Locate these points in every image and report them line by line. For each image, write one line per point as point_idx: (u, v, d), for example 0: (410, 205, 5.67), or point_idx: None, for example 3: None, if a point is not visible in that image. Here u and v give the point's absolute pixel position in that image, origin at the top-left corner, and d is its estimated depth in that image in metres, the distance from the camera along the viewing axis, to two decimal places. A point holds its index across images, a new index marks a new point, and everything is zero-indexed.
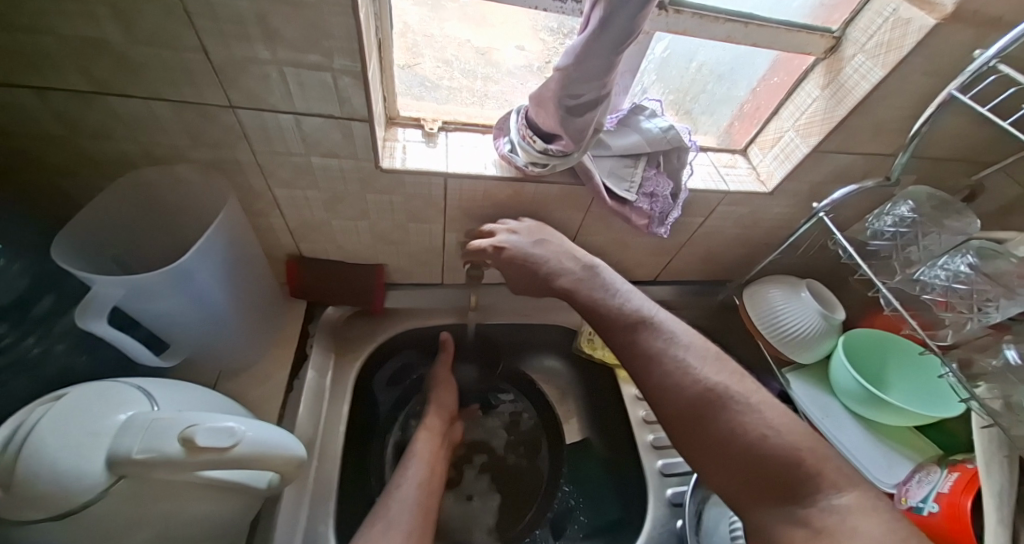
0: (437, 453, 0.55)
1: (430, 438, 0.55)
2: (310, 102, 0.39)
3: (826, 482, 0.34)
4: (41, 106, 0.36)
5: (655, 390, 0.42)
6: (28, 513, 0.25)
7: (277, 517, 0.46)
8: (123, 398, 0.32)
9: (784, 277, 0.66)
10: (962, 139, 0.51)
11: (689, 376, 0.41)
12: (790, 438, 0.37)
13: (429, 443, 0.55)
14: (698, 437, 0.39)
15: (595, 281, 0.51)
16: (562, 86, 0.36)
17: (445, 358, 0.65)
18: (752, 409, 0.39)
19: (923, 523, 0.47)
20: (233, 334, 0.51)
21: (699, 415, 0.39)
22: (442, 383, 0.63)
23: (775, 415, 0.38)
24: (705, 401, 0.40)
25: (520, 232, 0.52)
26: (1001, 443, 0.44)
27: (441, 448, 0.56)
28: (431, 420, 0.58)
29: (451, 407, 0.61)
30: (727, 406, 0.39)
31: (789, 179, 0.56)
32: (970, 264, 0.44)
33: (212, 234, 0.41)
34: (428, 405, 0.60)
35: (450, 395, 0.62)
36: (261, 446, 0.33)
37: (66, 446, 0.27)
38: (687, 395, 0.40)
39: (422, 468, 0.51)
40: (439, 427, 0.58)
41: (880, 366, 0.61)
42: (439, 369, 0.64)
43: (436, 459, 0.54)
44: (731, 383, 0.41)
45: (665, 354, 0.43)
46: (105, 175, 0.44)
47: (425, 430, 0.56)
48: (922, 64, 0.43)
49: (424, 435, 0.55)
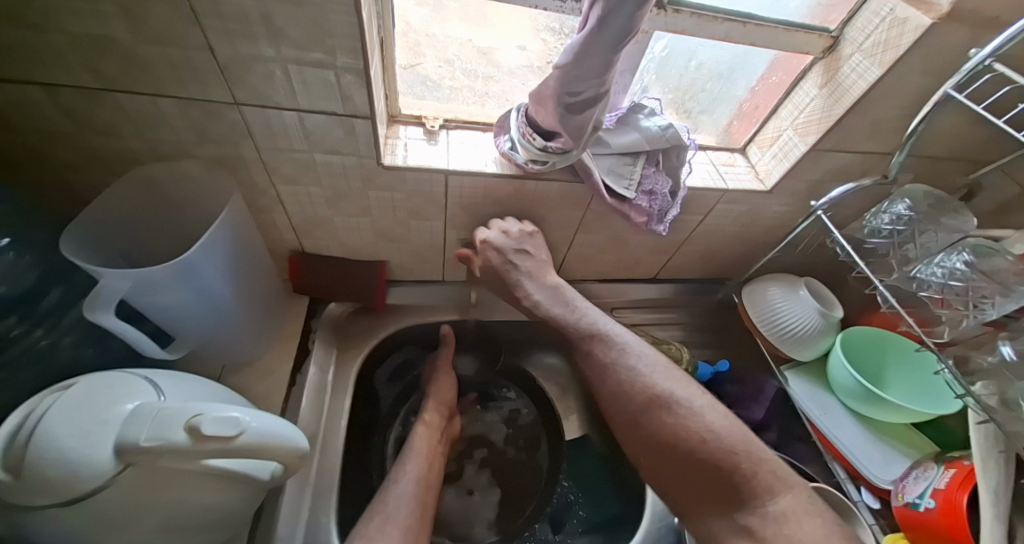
0: (436, 450, 0.55)
1: (428, 435, 0.55)
2: (313, 100, 0.39)
3: (767, 485, 0.39)
4: (49, 102, 0.37)
5: (610, 400, 0.49)
6: (38, 498, 0.26)
7: (280, 508, 0.47)
8: (132, 389, 0.32)
9: (783, 275, 0.66)
10: (959, 138, 0.51)
11: (638, 386, 0.47)
12: (728, 440, 0.42)
13: (427, 439, 0.55)
14: (644, 439, 0.46)
15: (557, 296, 0.56)
16: (561, 83, 0.37)
17: (446, 354, 0.65)
18: (696, 412, 0.45)
19: (921, 520, 0.47)
20: (237, 329, 0.51)
21: (646, 420, 0.46)
22: (439, 377, 0.63)
23: (715, 417, 0.44)
24: (651, 406, 0.46)
25: (511, 235, 0.55)
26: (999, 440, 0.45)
27: (439, 444, 0.56)
28: (431, 415, 0.58)
29: (451, 401, 0.62)
30: (669, 409, 0.45)
31: (787, 178, 0.57)
32: (966, 262, 0.45)
33: (218, 228, 0.41)
34: (427, 399, 0.60)
35: (449, 389, 0.62)
36: (264, 436, 0.33)
37: (75, 434, 0.28)
38: (639, 402, 0.47)
39: (420, 462, 0.52)
40: (440, 423, 0.58)
41: (878, 364, 0.61)
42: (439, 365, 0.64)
43: (434, 456, 0.54)
44: (676, 388, 0.47)
45: (618, 365, 0.49)
46: (112, 171, 0.45)
47: (423, 426, 0.56)
48: (918, 64, 0.43)
49: (422, 431, 0.55)
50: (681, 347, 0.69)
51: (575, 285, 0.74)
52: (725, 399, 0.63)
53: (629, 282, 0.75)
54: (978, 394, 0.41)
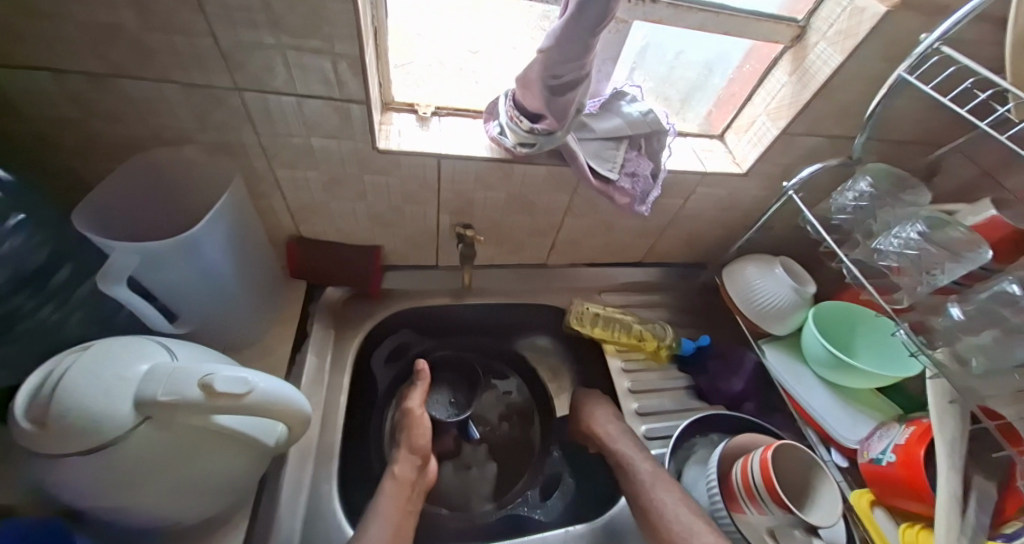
0: (407, 512, 0.48)
1: (398, 492, 0.49)
2: (311, 85, 0.42)
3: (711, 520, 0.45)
4: (57, 88, 0.39)
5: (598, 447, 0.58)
6: (64, 445, 0.29)
7: (284, 476, 0.49)
8: (147, 350, 0.35)
9: (760, 256, 0.70)
10: (919, 121, 0.55)
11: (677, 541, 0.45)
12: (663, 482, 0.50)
13: (395, 497, 0.48)
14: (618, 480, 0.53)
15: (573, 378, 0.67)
16: (544, 67, 0.39)
17: (421, 390, 0.60)
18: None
19: (883, 474, 0.52)
20: (239, 309, 0.54)
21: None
22: (414, 420, 0.56)
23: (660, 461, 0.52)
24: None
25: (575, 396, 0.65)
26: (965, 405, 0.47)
27: (411, 502, 0.49)
28: (400, 469, 0.51)
29: (425, 447, 0.55)
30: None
31: (761, 161, 0.60)
32: (919, 232, 0.48)
33: (221, 207, 0.43)
34: (398, 449, 0.54)
35: (426, 435, 0.55)
36: (272, 396, 0.36)
37: (98, 388, 0.30)
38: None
39: (385, 527, 0.44)
40: (412, 476, 0.51)
41: (846, 335, 0.65)
42: (413, 404, 0.58)
43: (404, 517, 0.47)
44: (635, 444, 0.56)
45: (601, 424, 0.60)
46: (116, 156, 0.46)
47: (392, 482, 0.50)
48: (876, 51, 0.47)
49: (391, 488, 0.49)
50: (665, 326, 0.72)
51: (564, 270, 0.76)
52: (707, 374, 0.67)
53: (616, 266, 0.78)
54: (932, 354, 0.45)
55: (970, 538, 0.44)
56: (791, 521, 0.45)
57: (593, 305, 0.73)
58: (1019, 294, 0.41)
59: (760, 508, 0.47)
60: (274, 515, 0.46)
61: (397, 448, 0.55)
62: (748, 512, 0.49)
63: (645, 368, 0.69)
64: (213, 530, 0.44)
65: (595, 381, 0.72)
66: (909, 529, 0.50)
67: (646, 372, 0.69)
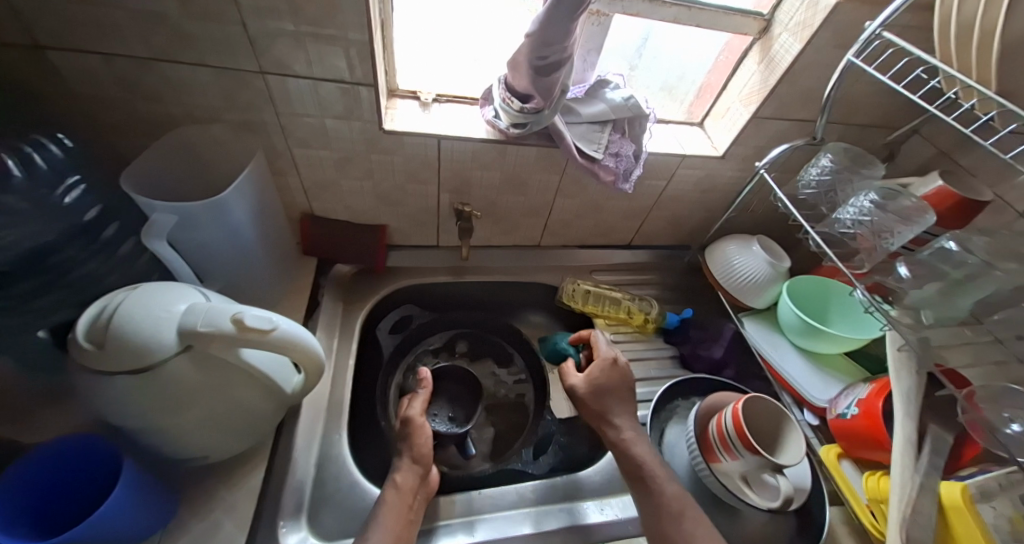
0: (408, 522, 0.46)
1: (399, 500, 0.47)
2: (326, 69, 0.47)
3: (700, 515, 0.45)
4: (107, 71, 0.44)
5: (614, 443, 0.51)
6: (120, 362, 0.34)
7: (299, 424, 0.54)
8: (186, 293, 0.40)
9: (738, 235, 0.75)
10: (876, 105, 0.60)
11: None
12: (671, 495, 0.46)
13: (396, 506, 0.46)
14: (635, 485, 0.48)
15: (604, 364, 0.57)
16: (531, 49, 0.45)
17: (422, 398, 0.59)
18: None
19: (848, 426, 0.56)
20: (258, 274, 0.59)
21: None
22: (416, 431, 0.55)
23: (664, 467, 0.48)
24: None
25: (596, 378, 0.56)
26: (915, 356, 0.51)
27: (412, 512, 0.47)
28: (402, 477, 0.50)
29: (426, 457, 0.53)
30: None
31: (736, 143, 0.65)
32: (873, 201, 0.53)
33: (247, 176, 0.49)
34: (399, 458, 0.53)
35: (427, 445, 0.54)
36: (292, 337, 0.41)
37: (147, 317, 0.35)
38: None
39: (385, 534, 0.43)
40: (414, 486, 0.50)
41: (819, 306, 0.69)
42: (414, 413, 0.56)
43: (404, 528, 0.45)
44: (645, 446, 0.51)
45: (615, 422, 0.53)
46: (152, 133, 0.52)
47: (393, 490, 0.48)
48: (830, 38, 0.52)
49: (392, 496, 0.47)
50: (651, 301, 0.77)
51: (557, 251, 0.81)
52: (690, 342, 0.72)
53: (607, 248, 0.83)
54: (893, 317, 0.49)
55: (921, 475, 0.47)
56: (761, 463, 0.49)
57: (585, 282, 0.78)
58: (957, 250, 0.47)
59: (732, 454, 0.51)
60: (289, 456, 0.51)
61: (398, 458, 0.53)
62: (723, 461, 0.52)
63: (633, 339, 0.74)
64: (236, 467, 0.49)
65: None
66: (871, 476, 0.53)
67: (634, 343, 0.73)
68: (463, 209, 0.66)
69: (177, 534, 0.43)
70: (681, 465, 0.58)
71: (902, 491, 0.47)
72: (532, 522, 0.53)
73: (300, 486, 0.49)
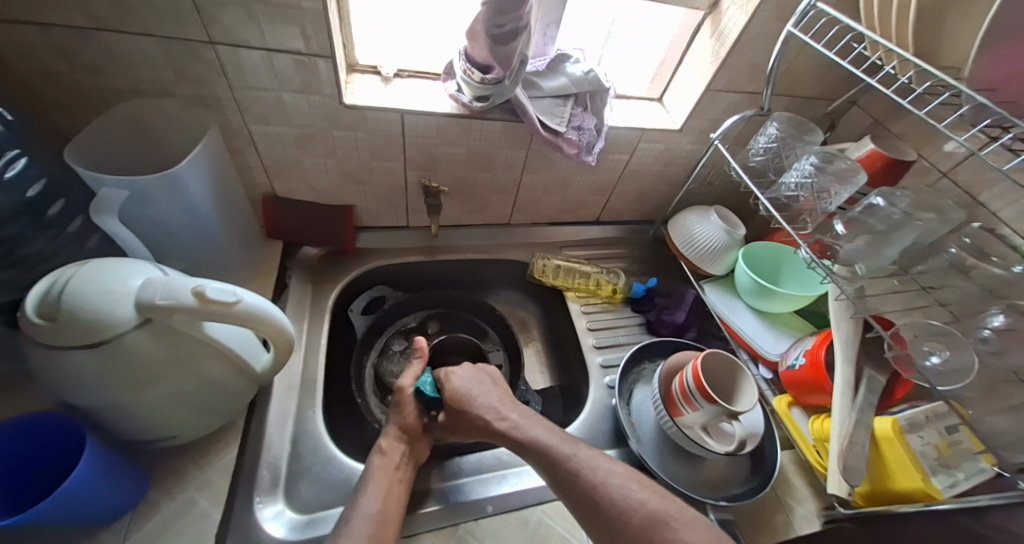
0: (396, 481, 0.47)
1: (386, 463, 0.48)
2: (279, 39, 0.46)
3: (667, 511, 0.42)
4: (43, 41, 0.42)
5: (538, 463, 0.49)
6: (72, 337, 0.33)
7: (271, 402, 0.53)
8: (142, 267, 0.39)
9: (698, 206, 0.78)
10: (816, 76, 0.65)
11: (612, 499, 0.43)
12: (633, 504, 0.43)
13: (383, 469, 0.48)
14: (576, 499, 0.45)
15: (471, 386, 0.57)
16: (488, 18, 0.47)
17: (414, 370, 0.59)
18: (684, 529, 0.40)
19: (796, 376, 0.61)
20: (220, 255, 0.58)
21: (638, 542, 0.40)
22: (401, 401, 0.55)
23: (620, 474, 0.46)
24: (649, 523, 0.41)
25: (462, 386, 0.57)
26: (850, 304, 0.56)
27: (401, 471, 0.49)
28: (387, 442, 0.51)
29: (415, 422, 0.54)
30: (667, 524, 0.41)
31: (691, 117, 0.68)
32: (814, 163, 0.57)
33: (201, 150, 0.48)
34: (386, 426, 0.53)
35: (413, 413, 0.54)
36: (259, 310, 0.41)
37: (100, 291, 0.34)
38: (633, 520, 0.41)
39: (375, 497, 0.44)
40: (402, 450, 0.51)
41: (772, 268, 0.74)
42: (404, 384, 0.57)
43: (393, 486, 0.47)
44: (582, 453, 0.48)
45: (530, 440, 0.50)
46: (97, 108, 0.50)
47: (380, 456, 0.49)
48: (772, 11, 0.55)
49: (378, 460, 0.48)
50: (619, 273, 0.80)
51: (527, 228, 0.83)
52: (654, 309, 0.75)
53: (576, 224, 0.85)
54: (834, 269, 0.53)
55: (858, 412, 0.51)
56: (719, 411, 0.52)
57: (555, 257, 0.81)
58: (883, 205, 0.52)
59: (693, 406, 0.54)
60: (263, 433, 0.51)
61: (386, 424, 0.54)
62: (685, 413, 0.56)
63: (602, 310, 0.76)
64: (208, 446, 0.48)
65: (559, 325, 0.79)
66: (817, 419, 0.58)
67: (603, 313, 0.76)
68: (430, 186, 0.67)
69: (150, 513, 0.43)
70: (647, 421, 0.62)
71: (841, 426, 0.51)
72: (510, 483, 0.54)
73: (275, 460, 0.49)
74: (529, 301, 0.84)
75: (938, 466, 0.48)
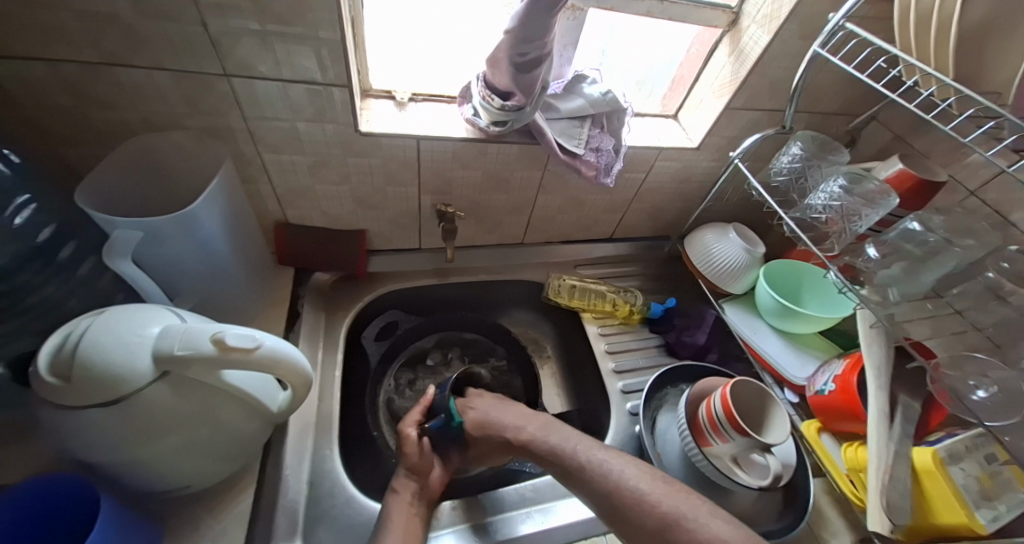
0: (413, 515, 0.48)
1: (400, 500, 0.48)
2: (295, 70, 0.45)
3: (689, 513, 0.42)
4: (52, 78, 0.41)
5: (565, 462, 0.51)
6: (87, 397, 0.31)
7: (286, 443, 0.52)
8: (157, 314, 0.38)
9: (715, 223, 0.77)
10: (838, 93, 0.63)
11: (624, 493, 0.46)
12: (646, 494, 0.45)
13: (399, 505, 0.48)
14: (594, 489, 0.48)
15: (497, 405, 0.60)
16: (512, 46, 0.46)
17: (417, 411, 0.60)
18: (696, 516, 0.42)
19: (826, 401, 0.59)
20: (231, 288, 0.56)
21: (655, 526, 0.43)
22: (404, 442, 0.54)
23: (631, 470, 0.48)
24: (664, 512, 0.43)
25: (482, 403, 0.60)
26: (885, 331, 0.54)
27: (415, 506, 0.49)
28: (399, 482, 0.51)
29: (425, 458, 0.53)
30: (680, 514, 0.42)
31: (710, 135, 0.67)
32: (842, 186, 0.56)
33: (215, 186, 0.47)
34: (398, 467, 0.53)
35: (416, 451, 0.53)
36: (279, 353, 0.39)
37: (115, 345, 0.33)
38: (648, 507, 0.44)
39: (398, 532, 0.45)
40: (415, 487, 0.50)
41: (795, 288, 0.72)
42: (404, 426, 0.57)
43: (410, 522, 0.47)
44: (592, 448, 0.51)
45: (558, 445, 0.53)
46: (106, 142, 0.48)
47: (393, 495, 0.49)
48: (795, 31, 0.54)
49: (393, 499, 0.48)
50: (636, 292, 0.78)
51: (541, 247, 0.81)
52: (674, 329, 0.74)
53: (590, 242, 0.84)
54: (865, 295, 0.51)
55: (895, 444, 0.50)
56: (750, 443, 0.51)
57: (570, 277, 0.79)
58: (919, 230, 0.52)
59: (723, 437, 0.52)
60: (281, 475, 0.49)
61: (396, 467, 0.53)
62: (714, 444, 0.54)
63: (620, 331, 0.75)
64: (223, 493, 0.46)
65: (575, 347, 0.77)
66: (849, 446, 0.57)
67: (621, 335, 0.74)
68: (445, 210, 0.65)
69: None
70: (673, 450, 0.60)
71: (880, 460, 0.50)
72: (535, 521, 0.52)
73: (292, 504, 0.48)
74: (544, 323, 0.82)
75: (980, 499, 0.46)
